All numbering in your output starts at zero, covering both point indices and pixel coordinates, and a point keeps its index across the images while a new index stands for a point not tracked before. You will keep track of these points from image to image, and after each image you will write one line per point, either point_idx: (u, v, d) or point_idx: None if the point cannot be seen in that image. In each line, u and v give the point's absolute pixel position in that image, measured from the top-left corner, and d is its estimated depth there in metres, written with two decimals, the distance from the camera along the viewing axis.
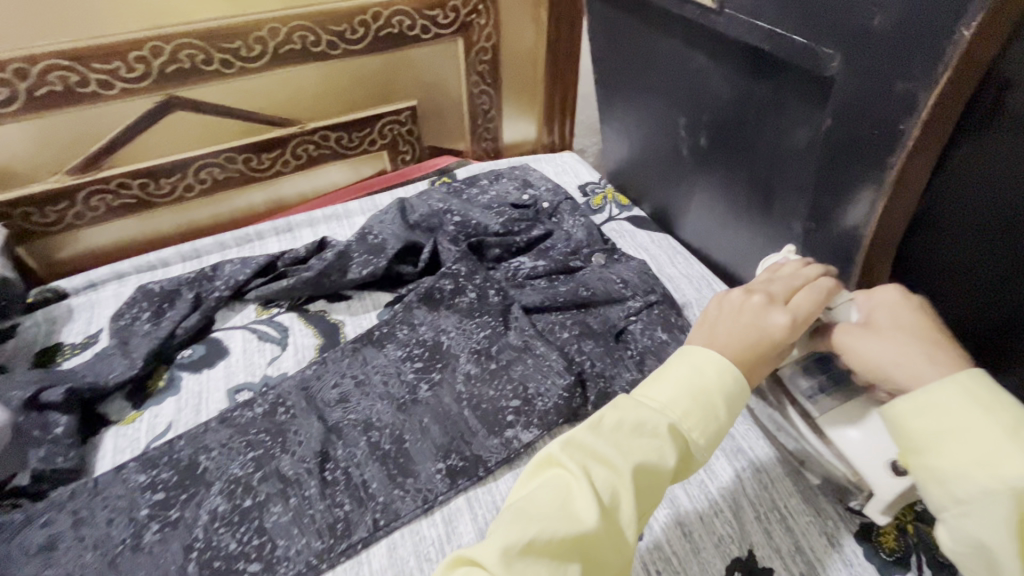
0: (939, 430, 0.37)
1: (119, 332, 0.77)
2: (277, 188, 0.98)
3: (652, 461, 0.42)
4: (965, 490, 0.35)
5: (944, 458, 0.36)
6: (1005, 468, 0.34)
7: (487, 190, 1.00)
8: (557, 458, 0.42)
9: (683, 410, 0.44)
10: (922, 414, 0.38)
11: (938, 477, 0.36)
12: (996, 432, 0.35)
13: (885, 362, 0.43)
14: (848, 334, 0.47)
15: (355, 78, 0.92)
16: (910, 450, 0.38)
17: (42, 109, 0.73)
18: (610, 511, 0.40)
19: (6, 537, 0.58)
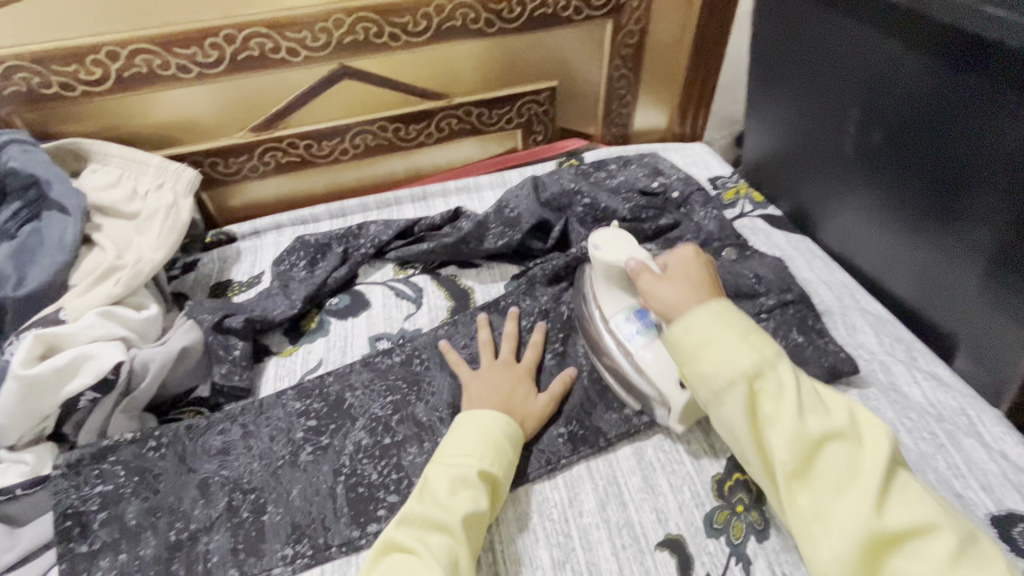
0: (699, 345, 0.53)
1: (279, 276, 0.85)
2: (415, 158, 1.04)
3: (476, 507, 0.54)
4: (717, 383, 0.51)
5: (704, 363, 0.52)
6: (739, 360, 0.51)
7: (615, 174, 0.99)
8: (396, 536, 0.52)
9: (479, 456, 0.58)
10: (687, 332, 0.54)
11: (705, 379, 0.52)
12: (733, 337, 0.52)
13: (671, 300, 0.57)
14: (649, 282, 0.60)
15: (504, 56, 0.95)
16: (686, 364, 0.54)
17: (240, 70, 0.82)
18: (457, 573, 0.50)
19: (192, 438, 0.65)
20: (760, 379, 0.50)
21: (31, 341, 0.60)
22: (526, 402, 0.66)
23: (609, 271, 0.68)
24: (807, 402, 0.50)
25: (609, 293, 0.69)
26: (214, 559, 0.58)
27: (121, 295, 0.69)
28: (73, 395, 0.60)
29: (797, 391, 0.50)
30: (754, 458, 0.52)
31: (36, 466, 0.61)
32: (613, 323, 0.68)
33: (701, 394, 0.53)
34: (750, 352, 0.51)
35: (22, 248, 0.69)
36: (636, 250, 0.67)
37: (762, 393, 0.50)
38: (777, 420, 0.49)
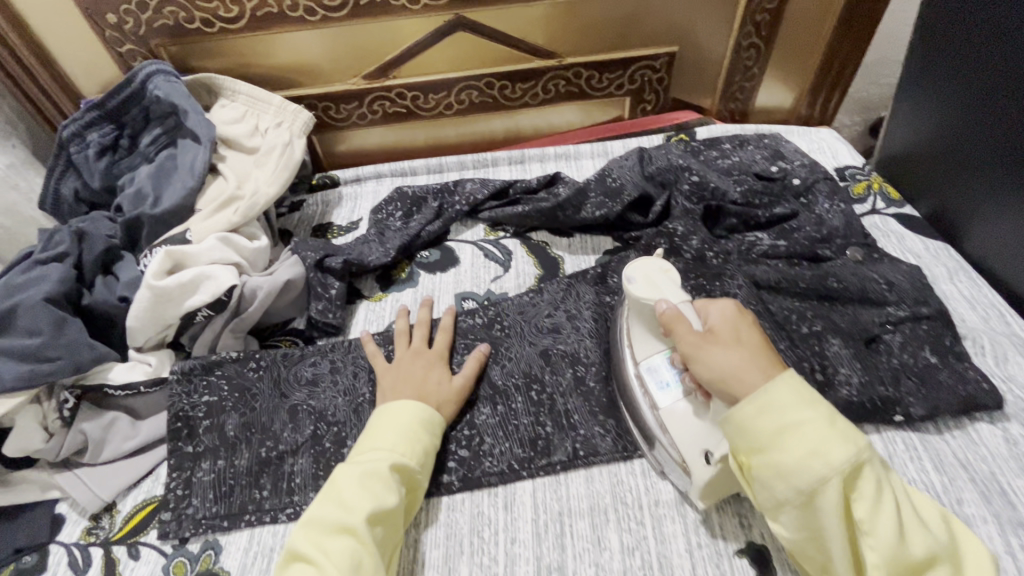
0: (778, 429, 0.44)
1: (376, 224, 0.87)
2: (516, 118, 1.01)
3: (382, 504, 0.50)
4: (802, 480, 0.42)
5: (795, 455, 0.42)
6: (832, 453, 0.42)
7: (729, 155, 0.91)
8: (300, 545, 0.47)
9: (391, 450, 0.54)
10: (765, 413, 0.44)
11: (787, 473, 0.43)
12: (822, 425, 0.43)
13: (731, 375, 0.48)
14: (698, 349, 0.51)
15: (625, 16, 0.89)
16: (757, 451, 0.44)
17: (362, 16, 0.83)
18: (356, 575, 0.45)
19: (286, 364, 0.69)
20: (854, 481, 0.42)
21: (162, 256, 0.66)
22: (443, 386, 0.63)
23: (644, 313, 0.59)
24: (906, 514, 0.42)
25: (639, 337, 0.61)
26: (297, 480, 0.61)
27: (238, 223, 0.74)
28: (192, 309, 0.66)
29: (892, 496, 0.42)
30: (830, 565, 0.43)
31: (157, 369, 0.66)
32: (642, 367, 0.59)
33: (769, 491, 0.44)
34: (847, 446, 0.42)
35: (160, 170, 0.76)
36: (673, 290, 0.58)
37: (855, 496, 0.41)
38: (876, 536, 0.41)
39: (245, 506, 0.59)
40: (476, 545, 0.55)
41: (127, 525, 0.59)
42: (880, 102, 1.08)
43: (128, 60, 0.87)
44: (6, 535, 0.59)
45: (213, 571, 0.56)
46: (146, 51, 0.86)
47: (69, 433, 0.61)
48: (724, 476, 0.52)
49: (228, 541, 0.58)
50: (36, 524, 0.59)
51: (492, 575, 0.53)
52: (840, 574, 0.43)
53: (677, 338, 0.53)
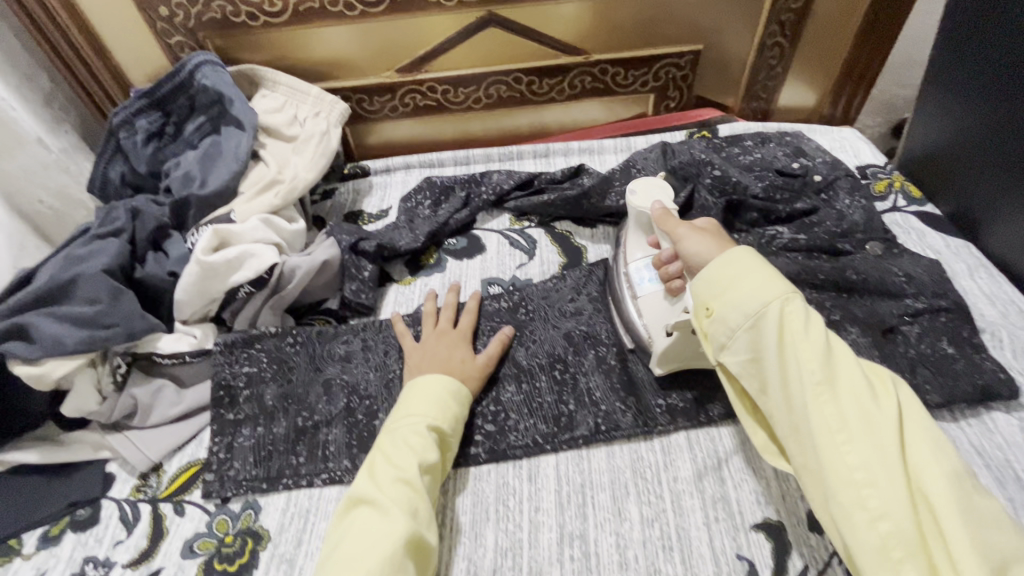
0: (732, 275, 0.51)
1: (406, 212, 0.90)
2: (542, 114, 1.04)
3: (427, 459, 0.54)
4: (750, 306, 0.49)
5: (739, 291, 0.50)
6: (770, 286, 0.49)
7: (750, 151, 0.93)
8: (359, 495, 0.52)
9: (431, 414, 0.58)
10: (722, 263, 0.52)
11: (741, 302, 0.49)
12: (762, 268, 0.50)
13: (703, 249, 0.56)
14: (684, 233, 0.58)
15: (652, 15, 0.91)
16: (717, 295, 0.51)
17: (398, 12, 0.87)
18: (417, 514, 0.50)
19: (321, 341, 0.73)
20: (788, 310, 0.49)
21: (210, 234, 0.70)
22: (469, 363, 0.66)
23: (640, 219, 0.69)
24: (834, 339, 0.48)
25: (633, 240, 0.70)
26: (331, 448, 0.64)
27: (278, 206, 0.78)
28: (236, 285, 0.70)
29: (819, 325, 0.49)
30: (771, 387, 0.48)
31: (202, 340, 0.70)
32: (631, 268, 0.68)
33: (724, 325, 0.50)
34: (777, 284, 0.50)
35: (206, 154, 0.80)
36: (667, 201, 0.67)
37: (789, 319, 0.48)
38: (807, 348, 0.47)
39: (283, 470, 0.63)
40: (502, 513, 0.58)
41: (173, 485, 0.63)
42: (903, 104, 1.09)
43: (176, 51, 0.92)
44: (61, 490, 0.62)
45: (253, 528, 0.59)
46: (193, 43, 0.90)
47: (120, 398, 0.65)
48: (683, 346, 0.61)
49: (267, 502, 0.61)
50: (88, 481, 0.63)
51: (517, 540, 0.56)
52: (777, 389, 0.48)
53: (671, 232, 0.60)
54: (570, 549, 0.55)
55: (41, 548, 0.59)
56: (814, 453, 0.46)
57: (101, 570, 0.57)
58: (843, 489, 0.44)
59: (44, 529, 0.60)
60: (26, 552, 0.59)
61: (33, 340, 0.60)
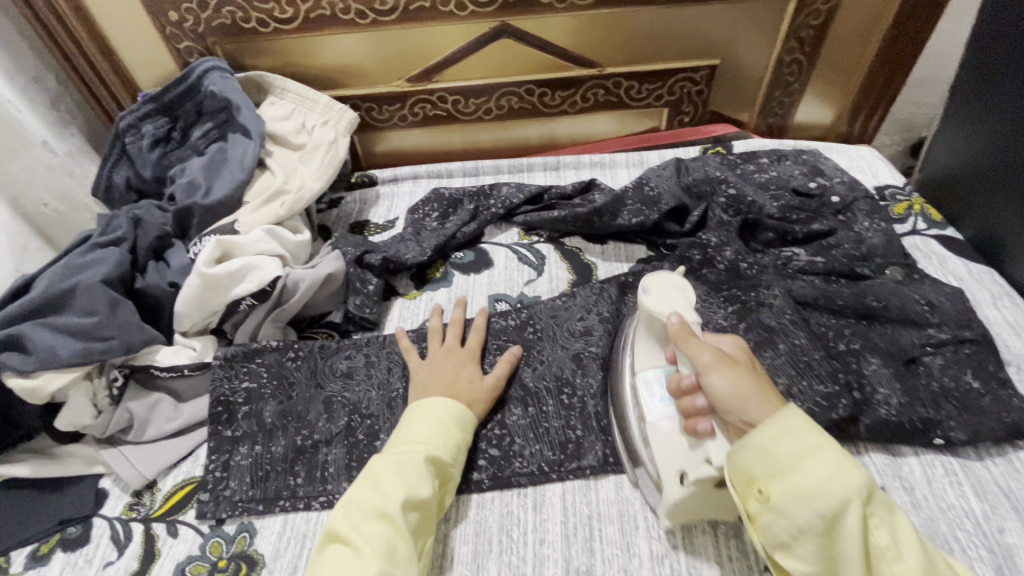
0: (796, 454, 0.43)
1: (413, 224, 0.89)
2: (554, 126, 1.03)
3: (415, 493, 0.51)
4: (828, 504, 0.41)
5: (810, 484, 0.42)
6: (848, 476, 0.41)
7: (766, 169, 0.91)
8: (340, 527, 0.50)
9: (426, 442, 0.55)
10: (783, 437, 0.44)
11: (812, 496, 0.41)
12: (837, 450, 0.43)
13: (738, 395, 0.47)
14: (710, 365, 0.49)
15: (668, 29, 0.90)
16: (773, 477, 0.44)
17: (410, 20, 0.85)
18: (391, 557, 0.47)
19: (323, 357, 0.71)
20: (868, 503, 0.41)
21: (213, 245, 0.68)
22: (475, 384, 0.64)
23: (652, 326, 0.59)
24: (920, 541, 0.42)
25: (643, 349, 0.60)
26: (331, 469, 0.62)
27: (283, 216, 0.76)
28: (238, 298, 0.68)
29: (903, 526, 0.42)
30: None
31: (201, 353, 0.68)
32: (640, 379, 0.59)
33: (785, 522, 0.43)
34: (853, 470, 0.42)
35: (212, 162, 0.79)
36: (687, 309, 0.57)
37: (871, 524, 0.41)
38: (894, 559, 0.41)
39: (280, 491, 0.61)
40: (505, 544, 0.56)
41: (166, 504, 0.61)
42: (922, 122, 1.07)
43: (185, 56, 0.91)
44: (52, 507, 0.61)
45: (247, 553, 0.57)
46: (203, 48, 0.89)
47: (116, 411, 0.64)
48: (698, 498, 0.52)
49: (263, 525, 0.59)
50: (80, 497, 0.61)
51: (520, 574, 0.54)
52: None
53: (693, 356, 0.51)
54: None
55: (29, 567, 0.57)
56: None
57: None
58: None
59: (33, 547, 0.59)
60: (13, 572, 0.57)
61: (28, 352, 0.58)
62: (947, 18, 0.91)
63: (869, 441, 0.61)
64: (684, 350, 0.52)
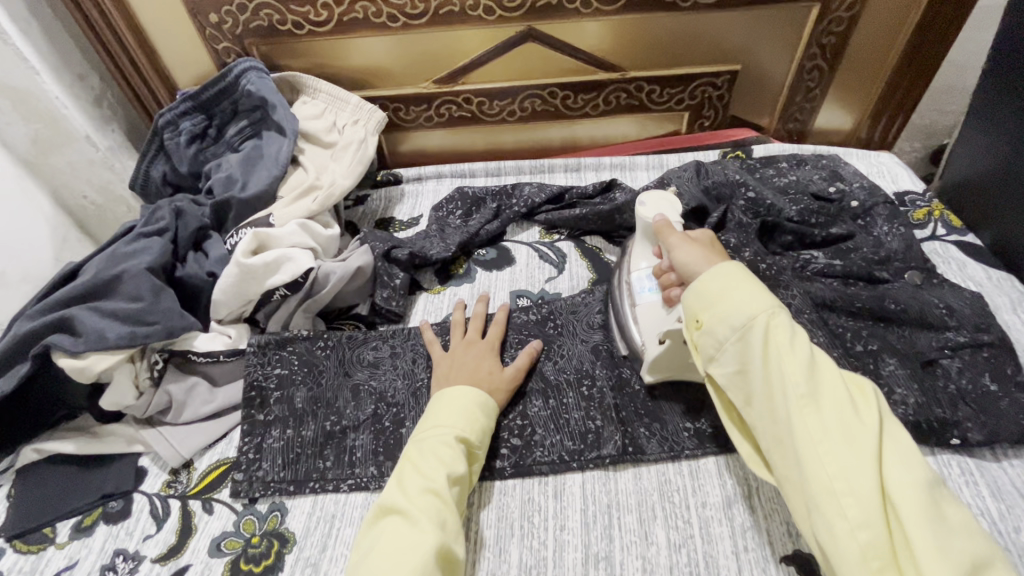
0: (722, 288, 0.50)
1: (437, 221, 0.91)
2: (575, 128, 1.05)
3: (455, 470, 0.54)
4: (735, 318, 0.48)
5: (727, 302, 0.49)
6: (755, 301, 0.48)
7: (785, 173, 0.92)
8: (390, 502, 0.52)
9: (462, 424, 0.59)
10: (710, 279, 0.51)
11: (730, 312, 0.48)
12: (754, 283, 0.50)
13: (691, 261, 0.55)
14: (676, 243, 0.58)
15: (691, 35, 0.91)
16: (706, 309, 0.50)
17: (439, 24, 0.88)
18: (446, 523, 0.50)
19: (351, 347, 0.73)
20: (775, 323, 0.47)
21: (250, 237, 0.71)
22: (498, 375, 0.66)
23: (644, 230, 0.68)
24: (818, 351, 0.47)
25: (639, 250, 0.70)
26: (358, 454, 0.65)
27: (315, 211, 0.79)
28: (272, 288, 0.71)
29: (807, 339, 0.47)
30: (753, 396, 0.47)
31: (236, 341, 0.71)
32: (634, 276, 0.68)
33: (714, 336, 0.49)
34: (765, 298, 0.49)
35: (248, 158, 0.82)
36: (674, 213, 0.65)
37: (772, 330, 0.47)
38: (792, 361, 0.46)
39: (309, 474, 0.63)
40: (527, 529, 0.58)
41: (202, 482, 0.64)
42: (944, 129, 1.07)
43: (222, 57, 0.94)
44: (95, 482, 0.64)
45: (279, 530, 0.60)
46: (240, 49, 0.93)
47: (156, 393, 0.67)
48: (672, 356, 0.62)
49: (294, 504, 0.62)
50: (121, 474, 0.65)
51: (541, 558, 0.56)
52: (761, 400, 0.47)
53: (665, 241, 0.60)
54: (596, 571, 0.55)
55: (73, 538, 0.60)
56: (795, 467, 0.44)
57: (129, 565, 0.58)
58: (828, 508, 0.41)
59: (77, 519, 0.62)
60: (59, 542, 0.60)
61: (78, 334, 0.61)
62: (970, 26, 0.92)
63: None
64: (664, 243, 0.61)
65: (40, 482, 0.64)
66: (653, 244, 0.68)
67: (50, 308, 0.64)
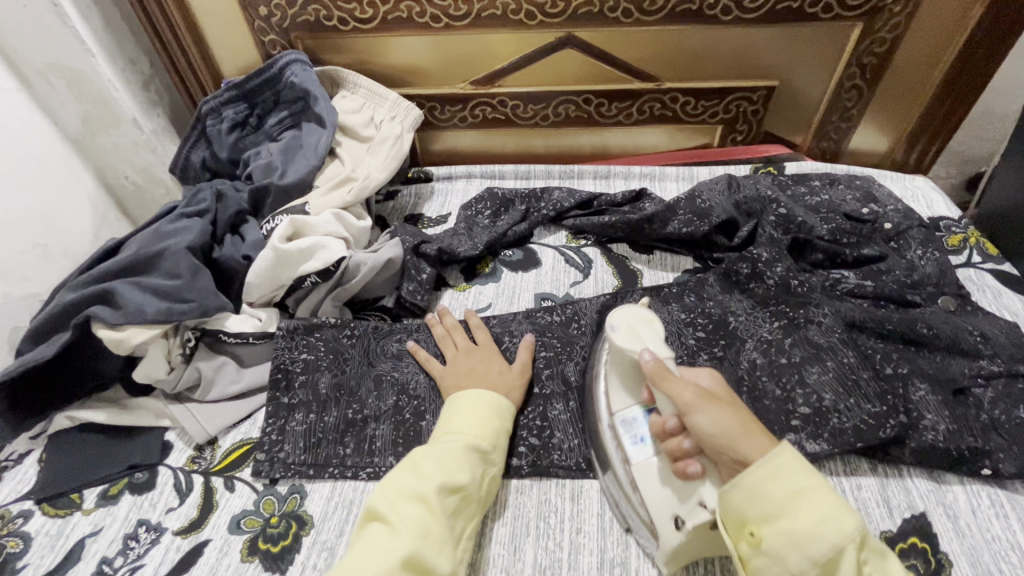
0: (789, 496, 0.43)
1: (466, 219, 0.92)
2: (607, 136, 1.05)
3: (453, 478, 0.53)
4: (816, 547, 0.40)
5: (807, 517, 0.41)
6: (838, 521, 0.40)
7: (818, 192, 0.91)
8: (377, 505, 0.52)
9: (468, 430, 0.57)
10: (775, 480, 0.43)
11: (807, 529, 0.41)
12: (826, 489, 0.43)
13: (722, 433, 0.47)
14: (692, 404, 0.49)
15: (730, 49, 0.91)
16: (765, 519, 0.43)
17: (481, 27, 0.89)
18: (426, 538, 0.49)
19: (376, 337, 0.74)
20: (863, 552, 0.41)
21: (287, 223, 0.72)
22: (507, 373, 0.67)
23: (621, 358, 0.58)
24: None
25: (616, 387, 0.59)
26: (378, 443, 0.65)
27: (350, 202, 0.81)
28: (305, 274, 0.72)
29: (896, 573, 0.41)
30: None
31: (266, 323, 0.73)
32: (617, 419, 0.58)
33: (779, 560, 0.42)
34: (849, 516, 0.41)
35: (287, 148, 0.84)
36: (659, 346, 0.57)
37: (865, 569, 0.40)
38: None
39: (330, 459, 0.64)
40: (543, 529, 0.58)
41: (225, 460, 0.65)
42: (982, 156, 1.05)
43: (268, 49, 0.97)
44: (123, 452, 0.66)
45: (298, 513, 0.61)
46: (285, 42, 0.95)
47: (187, 369, 0.68)
48: (694, 543, 0.51)
49: (313, 488, 0.63)
50: (148, 447, 0.66)
51: (556, 559, 0.56)
52: None
53: (673, 393, 0.50)
54: None
55: (99, 505, 0.62)
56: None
57: (151, 535, 0.59)
58: None
59: (103, 488, 0.63)
60: (85, 508, 0.62)
61: (117, 307, 0.63)
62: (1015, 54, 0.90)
63: (912, 464, 0.61)
64: (663, 389, 0.52)
65: (72, 448, 0.66)
66: (639, 381, 0.59)
67: (93, 280, 0.66)
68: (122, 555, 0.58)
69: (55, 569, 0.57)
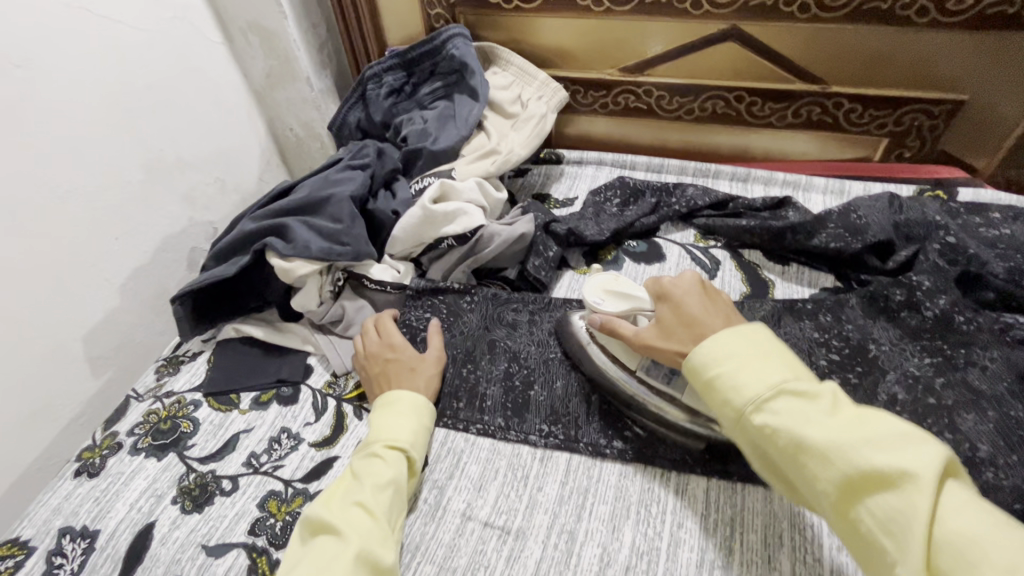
0: (705, 384, 0.50)
1: (593, 205, 0.91)
2: (752, 138, 1.00)
3: (382, 476, 0.55)
4: (726, 418, 0.48)
5: (720, 395, 0.48)
6: (738, 393, 0.47)
7: (998, 225, 0.76)
8: (318, 513, 0.52)
9: (393, 433, 0.59)
10: (693, 372, 0.51)
11: (721, 403, 0.48)
12: (748, 360, 0.48)
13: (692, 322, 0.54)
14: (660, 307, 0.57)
15: (915, 55, 0.83)
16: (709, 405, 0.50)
17: (641, 12, 0.88)
18: (368, 533, 0.50)
19: (494, 304, 0.77)
20: (770, 412, 0.45)
21: (436, 186, 0.79)
22: (421, 367, 0.68)
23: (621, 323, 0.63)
24: (833, 428, 0.43)
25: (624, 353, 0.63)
26: (488, 403, 0.69)
27: (492, 173, 0.85)
28: (444, 235, 0.78)
29: (815, 419, 0.43)
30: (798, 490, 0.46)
31: (402, 275, 0.79)
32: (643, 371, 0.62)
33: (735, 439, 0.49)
34: (755, 381, 0.46)
35: (441, 116, 0.90)
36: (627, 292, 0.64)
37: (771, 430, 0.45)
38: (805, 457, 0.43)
39: (444, 409, 0.69)
40: (643, 516, 0.58)
41: (357, 390, 0.72)
42: None
43: (433, 22, 1.03)
44: (274, 367, 0.75)
45: None
46: (450, 17, 1.01)
47: (333, 304, 0.76)
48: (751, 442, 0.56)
49: None
50: (294, 366, 0.75)
51: (655, 547, 0.56)
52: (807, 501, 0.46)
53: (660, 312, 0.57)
54: None
55: (253, 408, 0.71)
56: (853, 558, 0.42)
57: (291, 442, 0.67)
58: None
59: (256, 394, 0.73)
60: (241, 408, 0.71)
61: (288, 240, 0.72)
62: None
63: None
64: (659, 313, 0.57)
65: (235, 356, 0.76)
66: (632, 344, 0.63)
67: (269, 215, 0.75)
68: (267, 453, 0.66)
69: (215, 452, 0.67)
